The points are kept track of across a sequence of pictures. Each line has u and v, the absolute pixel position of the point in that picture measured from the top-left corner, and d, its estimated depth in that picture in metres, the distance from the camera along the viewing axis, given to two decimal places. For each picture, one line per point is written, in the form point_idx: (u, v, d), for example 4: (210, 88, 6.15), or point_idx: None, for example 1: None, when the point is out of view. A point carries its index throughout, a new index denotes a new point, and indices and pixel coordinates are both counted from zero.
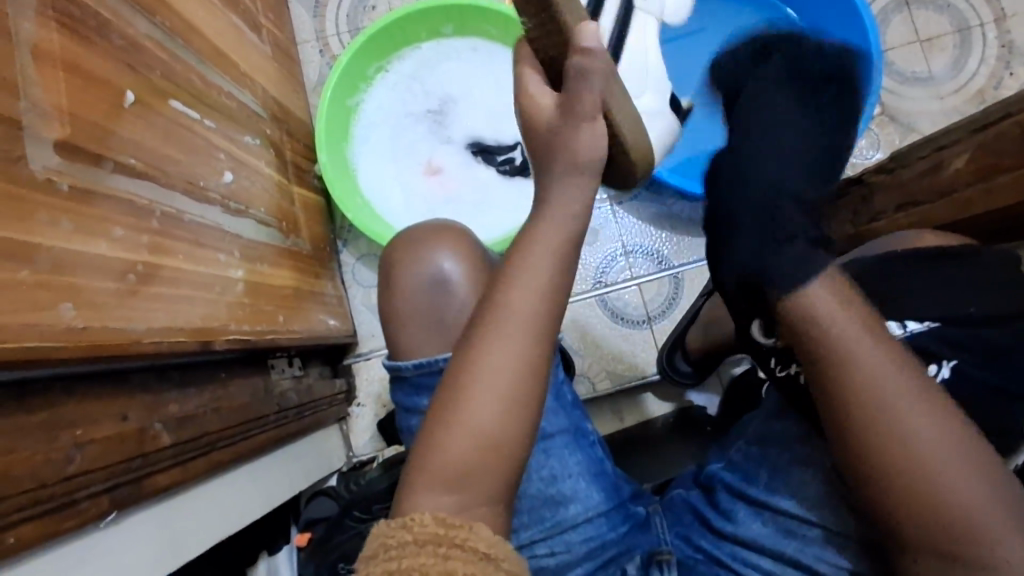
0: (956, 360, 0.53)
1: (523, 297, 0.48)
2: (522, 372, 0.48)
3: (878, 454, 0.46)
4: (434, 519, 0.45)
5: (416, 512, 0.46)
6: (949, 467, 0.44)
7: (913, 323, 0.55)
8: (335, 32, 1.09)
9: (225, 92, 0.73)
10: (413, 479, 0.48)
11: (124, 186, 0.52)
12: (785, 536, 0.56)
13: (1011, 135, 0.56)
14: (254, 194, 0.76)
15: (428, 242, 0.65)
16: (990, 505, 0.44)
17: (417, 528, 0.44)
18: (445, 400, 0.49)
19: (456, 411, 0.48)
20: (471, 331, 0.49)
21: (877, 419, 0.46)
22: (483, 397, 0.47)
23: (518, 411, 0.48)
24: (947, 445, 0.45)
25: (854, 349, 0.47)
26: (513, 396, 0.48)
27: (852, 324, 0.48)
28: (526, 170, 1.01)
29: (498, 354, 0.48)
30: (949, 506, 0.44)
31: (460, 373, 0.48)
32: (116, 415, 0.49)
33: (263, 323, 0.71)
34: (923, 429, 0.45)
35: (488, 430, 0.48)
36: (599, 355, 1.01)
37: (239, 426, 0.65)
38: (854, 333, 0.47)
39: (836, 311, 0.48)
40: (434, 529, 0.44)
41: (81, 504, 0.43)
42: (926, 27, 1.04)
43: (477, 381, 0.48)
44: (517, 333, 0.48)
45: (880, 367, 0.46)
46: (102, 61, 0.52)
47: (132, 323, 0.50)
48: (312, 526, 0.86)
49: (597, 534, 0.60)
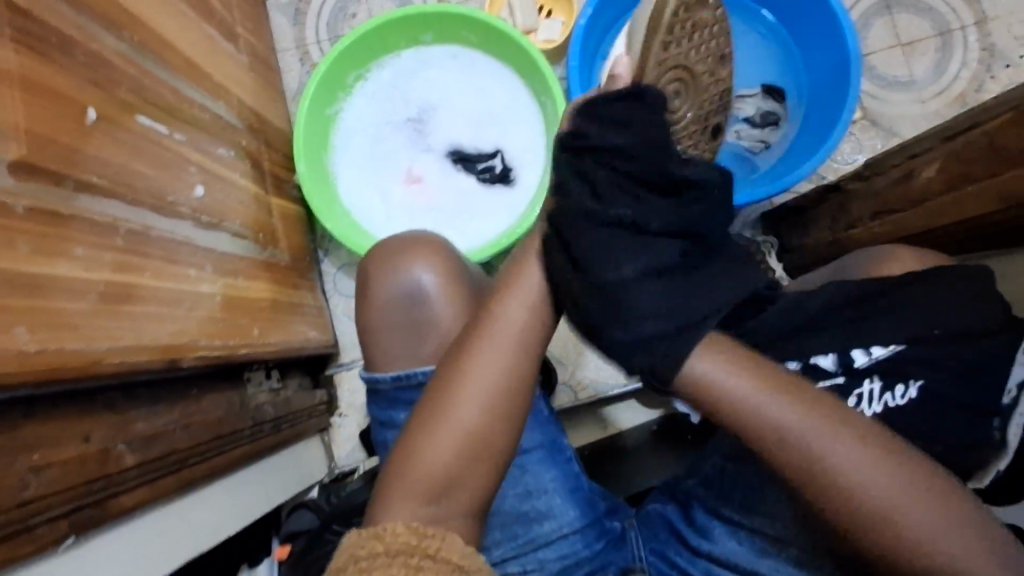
0: (924, 379, 0.55)
1: (511, 308, 0.53)
2: (503, 393, 0.51)
3: (840, 516, 0.46)
4: (407, 528, 0.47)
5: (388, 522, 0.47)
6: (902, 507, 0.45)
7: (879, 347, 0.56)
8: (315, 40, 1.09)
9: (197, 104, 0.72)
10: (387, 494, 0.51)
11: (86, 205, 0.52)
12: (758, 555, 0.56)
13: (979, 146, 0.56)
14: (229, 207, 0.75)
15: (398, 256, 0.64)
16: (944, 526, 0.44)
17: (389, 537, 0.45)
18: (426, 413, 0.52)
19: (443, 418, 0.51)
20: (457, 345, 0.53)
21: (827, 473, 0.46)
22: (463, 419, 0.51)
23: (499, 412, 0.51)
24: (893, 490, 0.45)
25: (767, 412, 0.47)
26: (492, 407, 0.51)
27: (749, 383, 0.48)
28: (506, 177, 1.00)
29: (481, 363, 0.52)
30: (914, 551, 0.44)
31: (448, 394, 0.51)
32: (78, 437, 0.48)
33: (237, 337, 0.71)
34: (868, 479, 0.45)
35: (470, 434, 0.51)
36: (584, 363, 1.01)
37: (211, 443, 0.64)
38: (758, 392, 0.48)
39: (714, 357, 0.49)
40: (406, 539, 0.45)
41: (38, 530, 0.43)
42: (907, 31, 1.04)
43: (461, 399, 0.51)
44: (504, 345, 0.52)
45: (785, 421, 0.47)
46: (64, 79, 0.52)
47: (95, 342, 0.49)
48: (293, 539, 0.85)
49: (571, 552, 0.60)
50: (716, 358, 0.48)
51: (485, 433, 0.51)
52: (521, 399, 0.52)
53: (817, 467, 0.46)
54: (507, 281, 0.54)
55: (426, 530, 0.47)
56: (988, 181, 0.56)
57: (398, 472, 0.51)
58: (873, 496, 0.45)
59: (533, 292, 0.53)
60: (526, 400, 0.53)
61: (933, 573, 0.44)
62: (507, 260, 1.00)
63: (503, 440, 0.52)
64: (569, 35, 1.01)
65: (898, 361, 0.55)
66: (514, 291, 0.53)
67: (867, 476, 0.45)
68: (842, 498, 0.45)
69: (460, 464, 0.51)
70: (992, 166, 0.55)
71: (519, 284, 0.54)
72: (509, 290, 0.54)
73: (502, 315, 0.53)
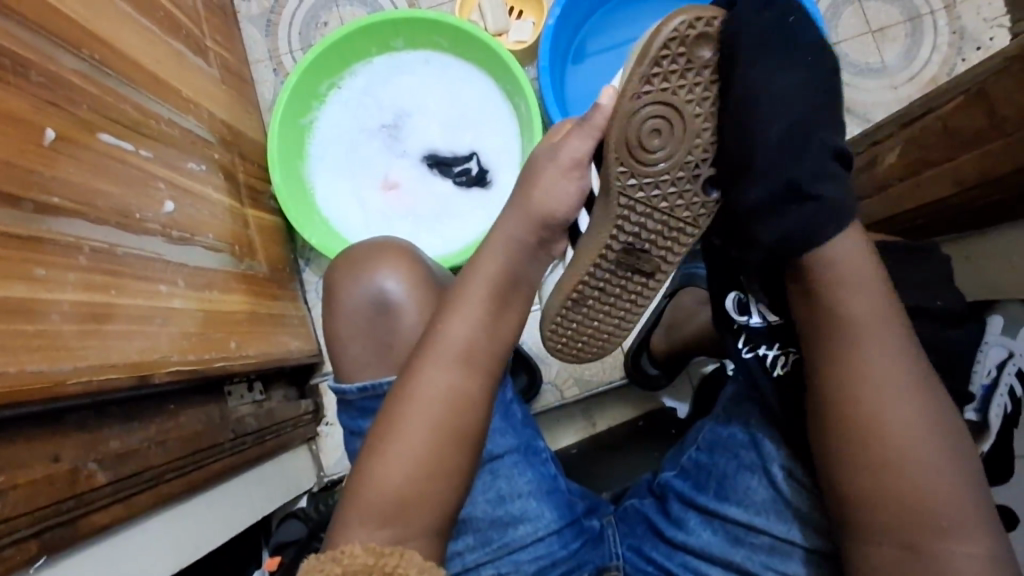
0: None
1: (458, 326, 0.52)
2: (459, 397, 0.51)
3: (863, 460, 0.47)
4: (364, 551, 0.45)
5: (348, 545, 0.46)
6: (929, 470, 0.45)
7: None
8: (288, 50, 1.09)
9: (164, 120, 0.73)
10: (345, 516, 0.49)
11: (48, 225, 0.52)
12: (732, 545, 0.56)
13: (934, 131, 0.57)
14: (201, 221, 0.76)
15: (364, 263, 0.63)
16: (956, 502, 0.45)
17: (347, 560, 0.44)
18: (379, 431, 0.50)
19: (396, 435, 0.50)
20: (406, 367, 0.52)
21: (874, 415, 0.47)
22: (419, 431, 0.50)
23: (461, 435, 0.51)
24: (930, 447, 0.46)
25: (863, 337, 0.47)
26: (445, 425, 0.50)
27: (868, 316, 0.47)
28: (482, 180, 1.01)
29: (430, 378, 0.51)
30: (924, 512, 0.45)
31: (400, 402, 0.51)
32: (47, 457, 0.49)
33: (212, 351, 0.71)
34: (910, 428, 0.46)
35: (423, 451, 0.50)
36: (565, 362, 1.01)
37: (189, 458, 0.64)
38: (874, 316, 0.47)
39: (859, 276, 0.48)
40: (363, 560, 0.44)
41: (5, 551, 0.43)
42: (877, 18, 1.04)
43: (416, 414, 0.50)
44: (450, 359, 0.51)
45: (888, 356, 0.47)
46: (20, 100, 0.52)
47: (59, 363, 0.49)
48: (283, 549, 0.84)
49: (547, 553, 0.59)
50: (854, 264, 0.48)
51: (439, 450, 0.50)
52: (473, 417, 0.52)
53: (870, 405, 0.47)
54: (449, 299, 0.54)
55: (385, 548, 0.46)
56: (943, 164, 0.57)
57: (358, 488, 0.50)
58: (905, 441, 0.46)
59: (478, 306, 0.53)
60: (481, 415, 0.52)
61: (927, 532, 0.45)
62: None
63: (461, 456, 0.51)
64: (539, 35, 1.01)
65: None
66: (460, 308, 0.53)
67: (909, 427, 0.46)
68: (875, 436, 0.46)
69: (418, 480, 0.49)
70: (947, 150, 0.56)
71: (462, 304, 0.53)
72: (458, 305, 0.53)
73: (447, 331, 0.52)
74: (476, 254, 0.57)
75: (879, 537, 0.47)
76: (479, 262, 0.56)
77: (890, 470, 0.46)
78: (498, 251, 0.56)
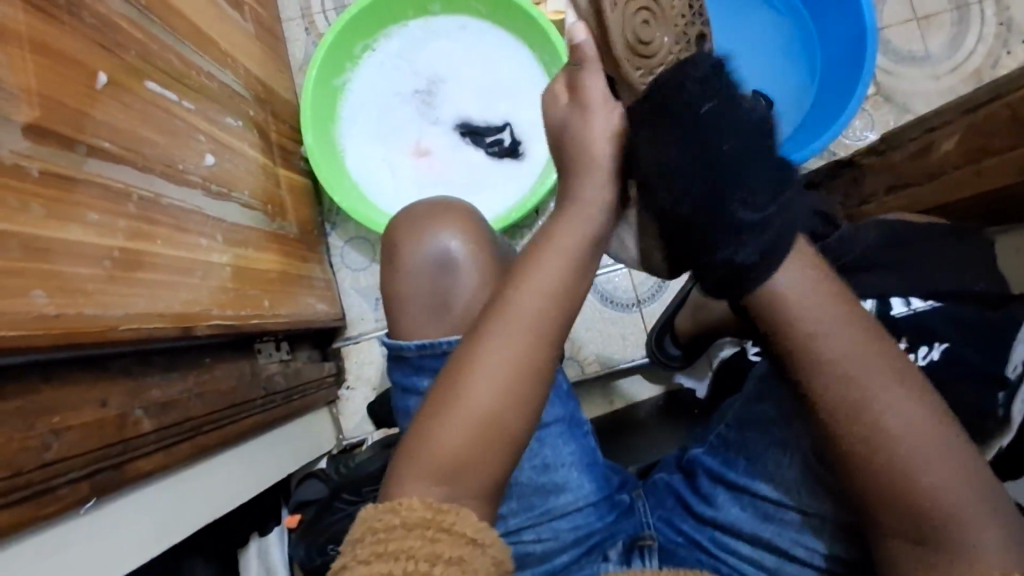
0: (948, 343, 0.54)
1: (527, 299, 0.50)
2: (525, 373, 0.49)
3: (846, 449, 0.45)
4: (423, 504, 0.45)
5: (403, 497, 0.46)
6: (926, 458, 0.43)
7: (918, 300, 0.57)
8: (321, 9, 1.07)
9: (205, 72, 0.72)
10: (392, 474, 0.49)
11: (98, 169, 0.51)
12: (762, 520, 0.57)
13: (1000, 119, 0.56)
14: (237, 176, 0.75)
15: (424, 224, 0.63)
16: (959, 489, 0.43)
17: (405, 511, 0.44)
18: (436, 399, 0.49)
19: (454, 400, 0.48)
20: (467, 338, 0.51)
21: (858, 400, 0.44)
22: (479, 405, 0.48)
23: (524, 412, 0.49)
24: (922, 434, 0.43)
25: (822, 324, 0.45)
26: (507, 395, 0.49)
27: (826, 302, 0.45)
28: (515, 151, 1.00)
29: (496, 350, 0.49)
30: (928, 501, 0.43)
31: (473, 365, 0.49)
32: (95, 401, 0.49)
33: (247, 307, 0.71)
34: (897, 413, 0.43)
35: (478, 419, 0.48)
36: (589, 338, 1.01)
37: (224, 411, 0.64)
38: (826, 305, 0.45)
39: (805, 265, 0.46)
40: (422, 513, 0.44)
41: (60, 491, 0.43)
42: (922, 5, 1.02)
43: (482, 383, 0.48)
44: (522, 333, 0.50)
45: (846, 340, 0.44)
46: (74, 41, 0.51)
47: (109, 308, 0.50)
48: (303, 507, 0.86)
49: (584, 524, 0.60)
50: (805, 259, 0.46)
51: (489, 420, 0.48)
52: (537, 390, 0.50)
53: (849, 395, 0.44)
54: (517, 271, 0.52)
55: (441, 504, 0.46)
56: (1008, 153, 0.56)
57: (408, 448, 0.49)
58: (898, 429, 0.43)
59: (548, 281, 0.51)
60: (544, 384, 0.50)
61: (929, 521, 0.43)
62: (514, 235, 1.00)
63: (510, 428, 0.49)
64: None
65: (931, 321, 0.55)
66: (530, 282, 0.51)
67: (898, 416, 0.43)
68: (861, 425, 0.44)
69: (480, 444, 0.48)
70: (1016, 138, 0.55)
71: (534, 276, 0.51)
72: (524, 276, 0.51)
73: (514, 302, 0.50)
74: (547, 230, 0.54)
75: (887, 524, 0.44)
76: (561, 233, 0.53)
77: (887, 461, 0.43)
78: (578, 218, 0.53)
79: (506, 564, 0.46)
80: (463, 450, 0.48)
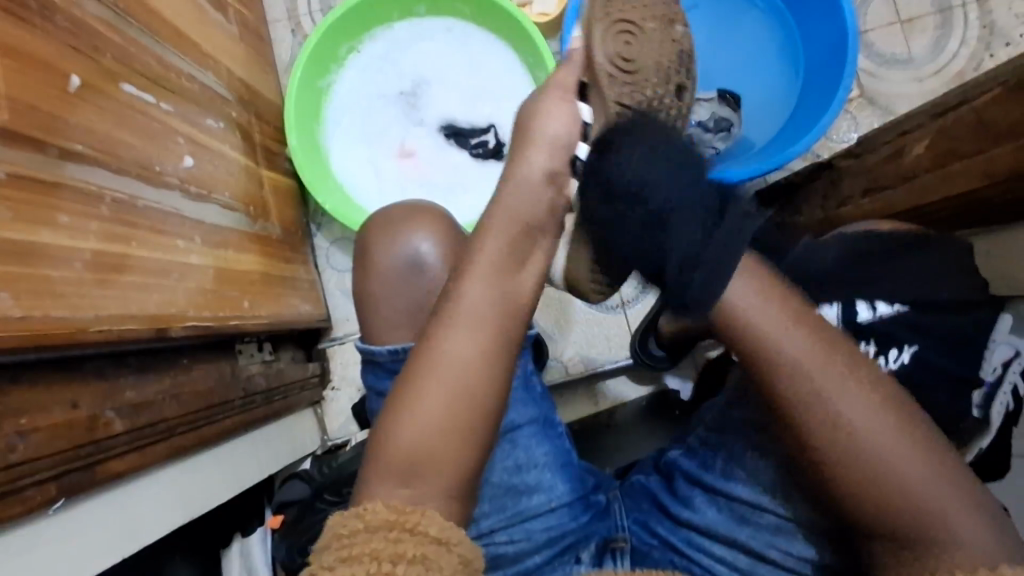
0: (916, 346, 0.54)
1: (472, 289, 0.51)
2: (474, 373, 0.50)
3: (830, 463, 0.46)
4: (386, 508, 0.46)
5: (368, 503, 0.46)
6: (901, 453, 0.45)
7: (884, 305, 0.55)
8: (307, 11, 1.07)
9: (185, 75, 0.72)
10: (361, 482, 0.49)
11: (71, 172, 0.52)
12: (737, 523, 0.57)
13: (966, 122, 0.58)
14: (218, 178, 0.75)
15: (399, 226, 0.64)
16: (933, 476, 0.45)
17: (369, 516, 0.45)
18: (395, 401, 0.50)
19: (409, 402, 0.49)
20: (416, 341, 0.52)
21: (825, 406, 0.46)
22: (432, 409, 0.49)
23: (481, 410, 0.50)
24: (892, 428, 0.45)
25: (781, 341, 0.47)
26: (457, 389, 0.49)
27: (778, 321, 0.47)
28: (499, 153, 1.00)
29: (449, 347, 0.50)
30: (907, 497, 0.44)
31: (424, 367, 0.50)
32: (65, 403, 0.49)
33: (225, 309, 0.71)
34: (861, 412, 0.45)
35: (435, 417, 0.49)
36: (573, 339, 1.01)
37: (200, 412, 0.65)
38: (778, 323, 0.47)
39: (756, 300, 0.47)
40: (385, 516, 0.45)
41: (26, 492, 0.44)
42: (906, 8, 1.02)
43: (433, 385, 0.49)
44: (466, 326, 0.50)
45: (800, 348, 0.46)
46: (45, 44, 0.51)
47: (80, 311, 0.50)
48: (285, 508, 0.85)
49: (558, 524, 0.61)
50: (750, 294, 0.48)
51: (452, 420, 0.49)
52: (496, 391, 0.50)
53: (818, 405, 0.46)
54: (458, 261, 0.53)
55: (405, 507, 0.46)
56: (975, 156, 0.57)
57: (373, 451, 0.50)
58: (864, 424, 0.45)
59: (491, 268, 0.52)
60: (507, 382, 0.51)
61: (915, 517, 0.44)
62: None
63: (471, 428, 0.50)
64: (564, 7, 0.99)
65: (894, 326, 0.54)
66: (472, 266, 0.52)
67: (863, 413, 0.45)
68: (828, 431, 0.45)
69: (435, 446, 0.49)
70: (982, 141, 0.56)
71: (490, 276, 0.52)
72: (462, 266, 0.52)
73: (461, 297, 0.51)
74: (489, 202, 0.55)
75: (873, 528, 0.46)
76: (497, 208, 0.54)
77: (863, 464, 0.45)
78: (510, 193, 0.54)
79: (476, 563, 0.46)
80: (423, 456, 0.48)
